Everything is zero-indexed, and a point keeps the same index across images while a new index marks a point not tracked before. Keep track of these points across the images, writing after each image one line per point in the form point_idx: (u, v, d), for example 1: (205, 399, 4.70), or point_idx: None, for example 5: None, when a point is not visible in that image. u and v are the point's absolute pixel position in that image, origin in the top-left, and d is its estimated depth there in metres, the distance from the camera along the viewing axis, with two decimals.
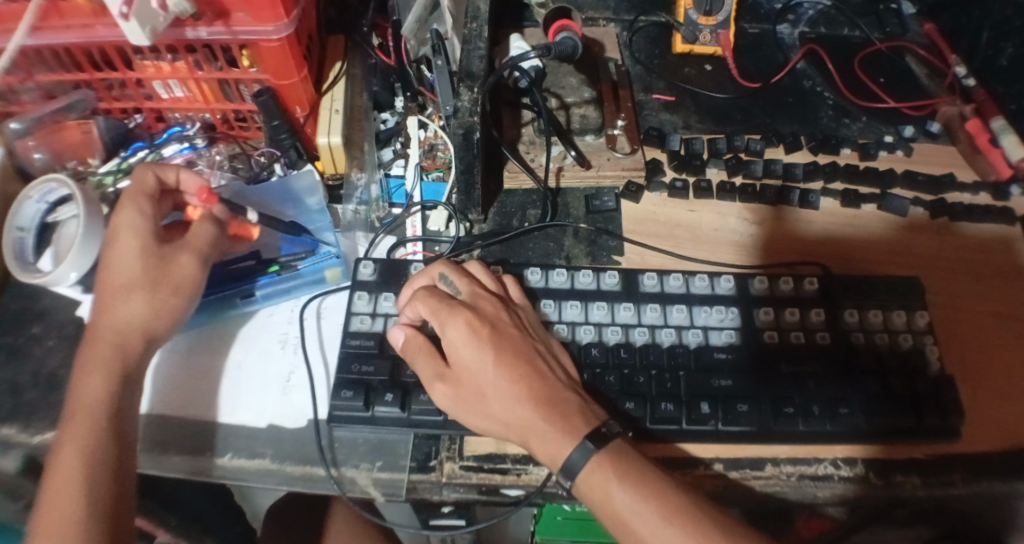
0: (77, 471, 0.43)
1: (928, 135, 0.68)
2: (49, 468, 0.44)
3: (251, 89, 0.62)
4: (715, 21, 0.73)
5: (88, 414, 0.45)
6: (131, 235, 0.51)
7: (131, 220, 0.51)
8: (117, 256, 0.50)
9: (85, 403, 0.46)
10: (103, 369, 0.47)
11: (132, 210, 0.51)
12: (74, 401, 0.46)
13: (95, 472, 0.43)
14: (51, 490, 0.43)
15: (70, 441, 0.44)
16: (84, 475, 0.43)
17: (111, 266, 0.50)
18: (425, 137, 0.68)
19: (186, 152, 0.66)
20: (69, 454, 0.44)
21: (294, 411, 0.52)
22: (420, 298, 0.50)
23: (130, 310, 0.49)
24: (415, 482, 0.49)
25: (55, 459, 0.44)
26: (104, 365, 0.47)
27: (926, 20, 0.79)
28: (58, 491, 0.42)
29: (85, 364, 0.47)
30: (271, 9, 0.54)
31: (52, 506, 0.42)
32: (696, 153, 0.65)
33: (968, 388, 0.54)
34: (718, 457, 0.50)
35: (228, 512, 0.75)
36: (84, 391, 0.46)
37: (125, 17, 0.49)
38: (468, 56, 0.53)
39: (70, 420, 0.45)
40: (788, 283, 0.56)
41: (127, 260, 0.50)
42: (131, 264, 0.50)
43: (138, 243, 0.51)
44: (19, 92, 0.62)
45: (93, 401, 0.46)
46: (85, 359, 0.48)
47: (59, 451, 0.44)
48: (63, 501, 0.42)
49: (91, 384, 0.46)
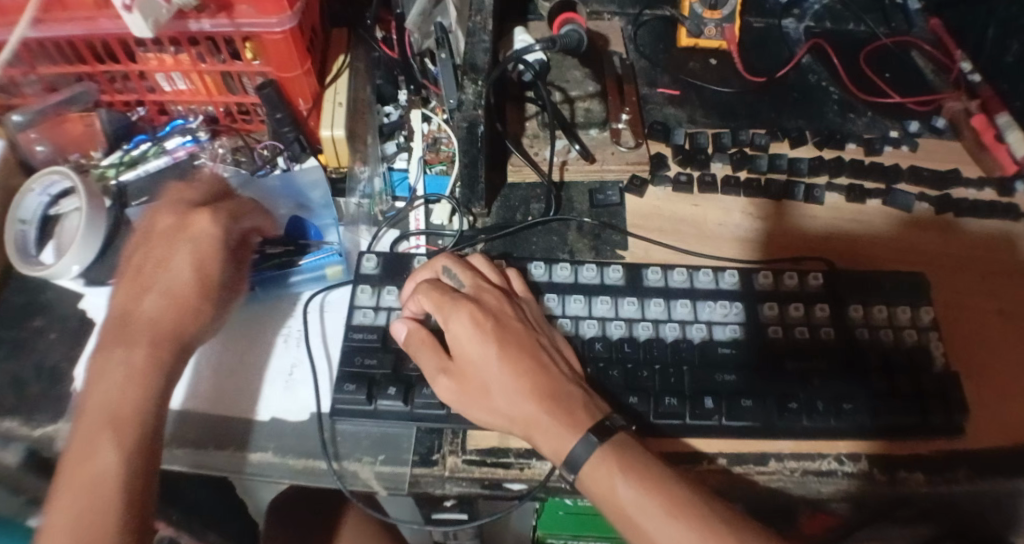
0: (115, 477, 0.42)
1: (933, 131, 0.68)
2: (75, 469, 0.42)
3: (254, 82, 0.62)
4: (721, 15, 0.72)
5: (130, 420, 0.44)
6: (204, 243, 0.51)
7: (209, 230, 0.52)
8: (185, 260, 0.50)
9: (130, 407, 0.45)
10: (147, 370, 0.46)
11: (216, 222, 0.52)
12: (112, 402, 0.45)
13: (131, 481, 0.42)
14: (81, 494, 0.41)
15: (110, 446, 0.43)
16: (121, 484, 0.42)
17: (174, 267, 0.50)
18: (428, 131, 0.67)
19: (189, 145, 0.65)
20: (108, 459, 0.42)
21: (298, 404, 0.52)
22: (424, 291, 0.50)
23: (184, 319, 0.49)
24: (418, 476, 0.49)
25: (82, 461, 0.42)
26: (145, 368, 0.46)
27: (931, 16, 0.79)
28: (89, 497, 0.41)
29: (125, 361, 0.46)
30: (274, 1, 0.54)
31: (83, 513, 0.41)
32: (700, 148, 0.65)
33: (972, 385, 0.53)
34: (722, 453, 0.50)
35: (230, 507, 0.75)
36: (112, 390, 0.45)
37: (127, 9, 0.49)
38: (473, 49, 0.53)
39: (109, 422, 0.44)
40: (793, 279, 0.56)
41: (196, 269, 0.50)
42: (195, 270, 0.50)
43: (211, 251, 0.51)
44: (21, 84, 0.62)
45: (120, 384, 0.45)
46: (126, 356, 0.46)
47: (90, 450, 0.43)
48: (100, 508, 0.41)
49: (138, 388, 0.45)
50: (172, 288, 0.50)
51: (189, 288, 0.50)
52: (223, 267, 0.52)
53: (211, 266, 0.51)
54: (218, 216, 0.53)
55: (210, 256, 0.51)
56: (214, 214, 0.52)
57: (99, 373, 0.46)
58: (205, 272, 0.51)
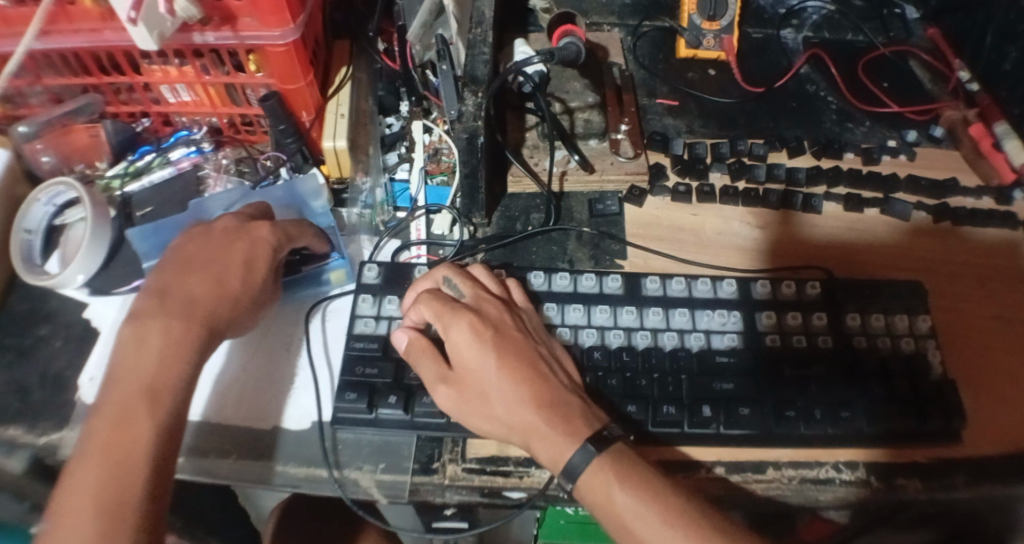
0: (144, 449, 0.43)
1: (931, 140, 0.68)
2: (107, 435, 0.43)
3: (257, 93, 0.63)
4: (718, 25, 0.73)
5: (165, 393, 0.45)
6: (262, 249, 0.53)
7: (266, 238, 0.53)
8: (239, 260, 0.52)
9: (165, 380, 0.46)
10: (184, 345, 0.47)
11: (275, 232, 0.54)
12: (148, 371, 0.46)
13: (157, 455, 0.43)
14: (110, 460, 0.42)
15: (144, 419, 0.44)
16: (150, 456, 0.43)
17: (227, 262, 0.51)
18: (430, 141, 0.68)
19: (193, 156, 0.66)
20: (141, 430, 0.44)
21: (299, 411, 0.53)
22: (424, 301, 0.51)
23: (218, 296, 0.50)
24: (417, 484, 0.49)
25: (116, 429, 0.43)
26: (184, 341, 0.47)
27: (930, 24, 0.79)
28: (118, 465, 0.42)
29: (162, 332, 0.47)
30: (277, 14, 0.55)
31: (109, 482, 0.42)
32: (699, 157, 0.65)
33: (970, 391, 0.54)
34: (719, 461, 0.50)
35: (231, 514, 0.75)
36: (147, 361, 0.46)
37: (133, 22, 0.50)
38: (473, 60, 0.54)
39: (144, 394, 0.45)
40: (791, 287, 0.56)
41: (247, 268, 0.52)
42: (243, 265, 0.52)
43: (267, 257, 0.53)
44: (27, 95, 0.63)
45: (154, 361, 0.46)
46: (164, 327, 0.47)
47: (124, 418, 0.44)
48: (128, 478, 0.42)
49: (174, 362, 0.46)
50: (222, 283, 0.50)
51: (237, 283, 0.51)
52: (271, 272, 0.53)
53: (263, 271, 0.52)
54: (278, 229, 0.54)
55: (262, 258, 0.52)
56: (275, 227, 0.54)
57: (133, 342, 0.47)
58: (255, 271, 0.52)
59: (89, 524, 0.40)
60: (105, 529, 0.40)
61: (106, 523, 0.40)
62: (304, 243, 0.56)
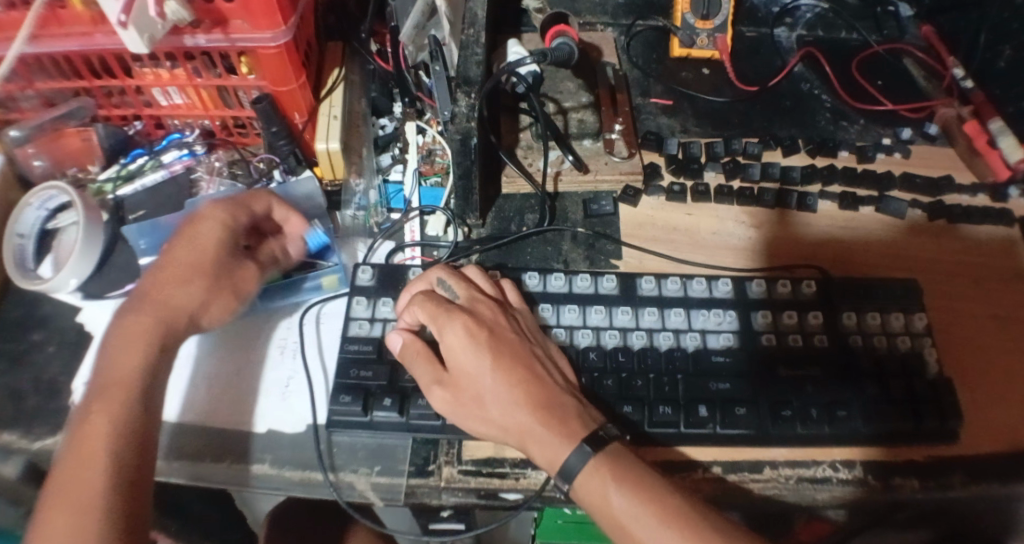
0: (104, 440, 0.44)
1: (926, 137, 0.68)
2: (74, 434, 0.44)
3: (249, 96, 0.63)
4: (712, 25, 0.73)
5: (122, 386, 0.46)
6: (211, 227, 0.53)
7: (210, 215, 0.53)
8: (185, 248, 0.52)
9: (121, 373, 0.47)
10: (139, 337, 0.48)
11: (222, 208, 0.54)
12: (109, 367, 0.47)
13: (118, 445, 0.44)
14: (76, 455, 0.43)
15: (100, 413, 0.45)
16: (111, 446, 0.44)
17: (176, 250, 0.52)
18: (423, 142, 0.69)
19: (185, 158, 0.66)
20: (99, 424, 0.44)
21: (294, 416, 0.52)
22: (418, 303, 0.50)
23: (174, 287, 0.51)
24: (414, 486, 0.49)
25: (79, 428, 0.44)
26: (142, 333, 0.48)
27: (923, 22, 0.79)
28: (82, 459, 0.43)
29: (121, 330, 0.48)
30: (268, 16, 0.55)
31: (74, 477, 0.42)
32: (693, 157, 0.65)
33: (967, 390, 0.54)
34: (716, 460, 0.50)
35: (228, 518, 0.74)
36: (112, 359, 0.47)
37: (123, 25, 0.50)
38: (465, 61, 0.54)
39: (105, 389, 0.46)
40: (786, 286, 0.56)
41: (196, 252, 0.52)
42: (194, 250, 0.52)
43: (215, 234, 0.53)
44: (19, 100, 0.62)
45: (117, 362, 0.47)
46: (122, 326, 0.49)
47: (86, 416, 0.45)
48: (89, 471, 0.43)
49: (131, 354, 0.47)
50: (174, 272, 0.51)
51: (192, 269, 0.51)
52: (227, 250, 0.53)
53: (213, 250, 0.52)
54: (225, 204, 0.54)
55: (211, 238, 0.53)
56: (221, 203, 0.54)
57: (109, 345, 0.48)
58: (205, 252, 0.52)
59: (58, 518, 0.41)
60: (73, 522, 0.41)
61: (72, 518, 0.41)
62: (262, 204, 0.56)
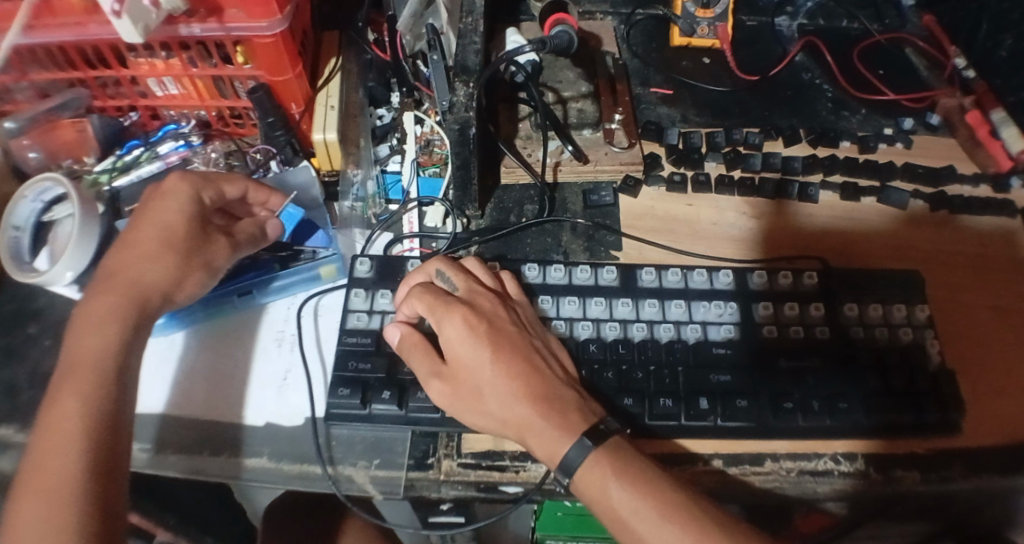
0: (76, 425, 0.43)
1: (928, 127, 0.68)
2: (46, 418, 0.44)
3: (245, 86, 0.62)
4: (712, 13, 0.72)
5: (90, 370, 0.46)
6: (173, 201, 0.52)
7: (174, 189, 0.52)
8: (149, 223, 0.51)
9: (90, 353, 0.46)
10: (110, 319, 0.47)
11: (183, 182, 0.53)
12: (78, 349, 0.46)
13: (92, 427, 0.44)
14: (50, 438, 0.43)
15: (69, 396, 0.44)
16: (83, 431, 0.43)
17: (143, 226, 0.51)
18: (421, 133, 0.67)
19: (181, 150, 0.65)
20: (70, 408, 0.44)
21: (291, 409, 0.52)
22: (416, 295, 0.50)
23: (139, 264, 0.49)
24: (413, 480, 0.49)
25: (50, 412, 0.44)
26: (111, 315, 0.47)
27: (925, 12, 0.78)
28: (56, 441, 0.43)
29: (91, 310, 0.48)
30: (263, 5, 0.54)
31: (47, 463, 0.42)
32: (694, 147, 0.64)
33: (968, 383, 0.53)
34: (717, 453, 0.50)
35: (225, 513, 0.74)
36: (86, 342, 0.47)
37: (116, 14, 0.49)
38: (464, 50, 0.53)
39: (74, 372, 0.45)
40: (787, 277, 0.56)
41: (159, 225, 0.51)
42: (162, 227, 0.51)
43: (177, 206, 0.52)
44: (13, 91, 0.62)
45: (94, 350, 0.46)
46: (92, 307, 0.48)
47: (55, 401, 0.44)
48: (62, 454, 0.42)
49: (101, 334, 0.47)
50: (140, 248, 0.50)
51: (157, 244, 0.50)
52: (194, 224, 0.52)
53: (177, 221, 0.51)
54: (189, 177, 0.53)
55: (174, 213, 0.51)
56: (185, 176, 0.53)
57: (77, 326, 0.47)
58: (170, 229, 0.51)
59: (33, 503, 0.41)
60: (47, 508, 0.41)
61: (47, 500, 0.41)
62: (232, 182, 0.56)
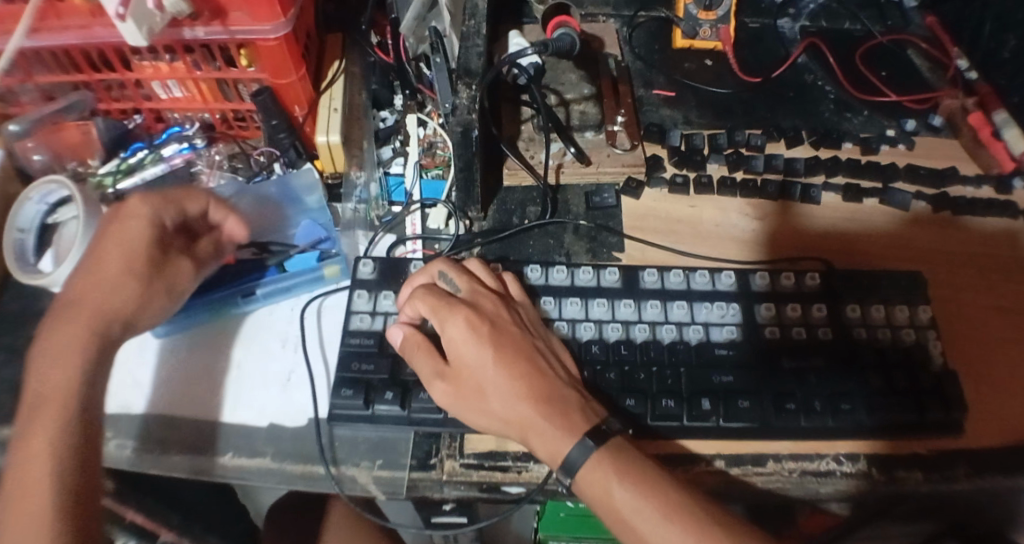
0: (47, 456, 0.42)
1: (931, 128, 0.68)
2: (14, 451, 0.43)
3: (250, 88, 0.62)
4: (715, 15, 0.73)
5: (56, 400, 0.45)
6: (134, 224, 0.51)
7: (137, 211, 0.51)
8: (111, 247, 0.50)
9: (56, 383, 0.45)
10: (72, 348, 0.47)
11: (145, 203, 0.52)
12: (42, 381, 0.45)
13: (64, 455, 0.43)
14: (20, 471, 0.42)
15: (37, 427, 0.43)
16: (55, 462, 0.42)
17: (104, 251, 0.50)
18: (424, 135, 0.68)
19: (185, 152, 0.65)
20: (38, 438, 0.43)
21: (294, 409, 0.52)
22: (419, 296, 0.50)
23: (102, 290, 0.49)
24: (416, 480, 0.49)
25: (20, 445, 0.43)
26: (74, 342, 0.47)
27: (927, 13, 0.78)
28: (27, 472, 0.42)
29: (53, 340, 0.47)
30: (268, 7, 0.54)
31: (22, 500, 0.41)
32: (696, 148, 0.64)
33: (971, 383, 0.53)
34: (720, 454, 0.50)
35: (229, 514, 0.75)
36: (49, 372, 0.46)
37: (121, 17, 0.49)
38: (466, 52, 0.53)
39: (41, 402, 0.44)
40: (790, 279, 0.56)
41: (122, 250, 0.50)
42: (122, 250, 0.50)
43: (139, 229, 0.51)
44: (18, 93, 0.62)
45: (57, 379, 0.45)
46: (52, 337, 0.47)
47: (24, 435, 0.43)
48: (35, 484, 0.41)
49: (64, 364, 0.46)
50: (102, 274, 0.49)
51: (118, 269, 0.49)
52: (155, 247, 0.52)
53: (138, 245, 0.51)
54: (150, 198, 0.52)
55: (137, 237, 0.51)
56: (146, 196, 0.52)
57: (38, 357, 0.46)
58: (132, 252, 0.50)
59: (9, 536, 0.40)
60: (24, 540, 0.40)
61: (23, 531, 0.40)
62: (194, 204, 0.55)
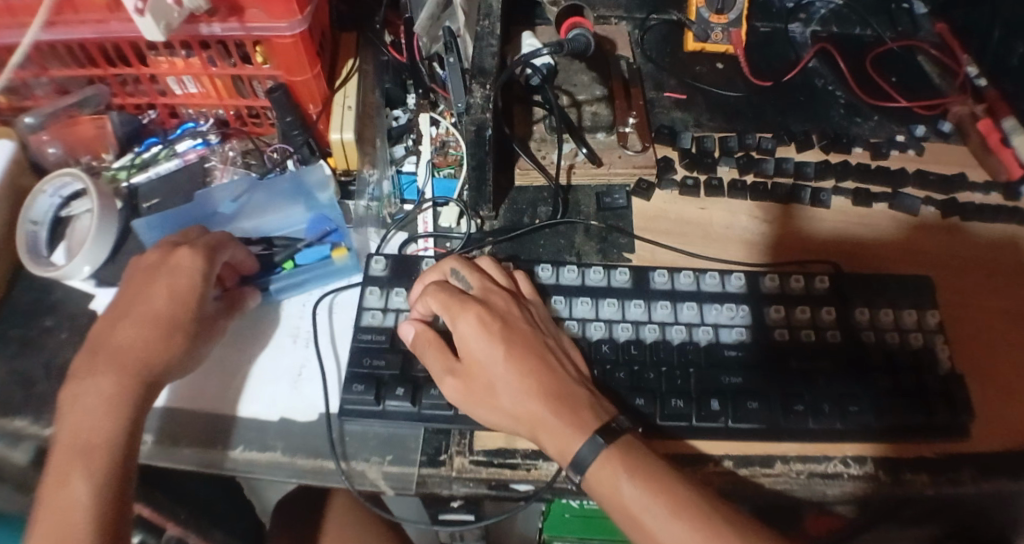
0: (85, 509, 0.42)
1: (940, 135, 0.68)
2: (48, 500, 0.42)
3: (264, 85, 0.63)
4: (726, 19, 0.73)
5: (95, 451, 0.44)
6: (180, 276, 0.51)
7: (188, 264, 0.52)
8: (160, 298, 0.50)
9: (93, 433, 0.44)
10: (115, 397, 0.46)
11: (196, 256, 0.52)
12: (79, 430, 0.45)
13: (101, 509, 0.43)
14: (57, 524, 0.42)
15: (75, 477, 0.43)
16: (92, 515, 0.42)
17: (151, 299, 0.50)
18: (436, 134, 0.68)
19: (199, 148, 0.66)
20: (76, 489, 0.42)
21: (305, 403, 0.53)
22: (431, 293, 0.50)
23: (146, 340, 0.48)
24: (425, 476, 0.49)
25: (54, 494, 0.42)
26: (114, 390, 0.46)
27: (938, 19, 0.79)
28: (64, 526, 0.41)
29: (92, 389, 0.46)
30: (283, 5, 0.55)
31: None
32: (707, 151, 0.65)
33: (979, 387, 0.53)
34: (729, 454, 0.50)
35: (235, 508, 0.75)
36: (86, 419, 0.45)
37: (139, 12, 0.50)
38: (480, 53, 0.53)
39: (77, 451, 0.44)
40: (799, 281, 0.56)
41: (171, 303, 0.50)
42: (171, 301, 0.50)
43: (186, 281, 0.51)
44: (33, 86, 0.63)
45: (94, 426, 0.45)
46: (92, 384, 0.46)
47: (59, 483, 0.43)
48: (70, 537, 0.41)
49: (105, 417, 0.45)
50: (148, 325, 0.49)
51: (165, 321, 0.49)
52: (203, 302, 0.52)
53: (189, 300, 0.51)
54: (199, 249, 0.53)
55: (188, 291, 0.51)
56: (196, 249, 0.52)
57: (75, 398, 0.46)
58: (182, 305, 0.50)
59: None
60: None
61: None
62: (229, 254, 0.55)
